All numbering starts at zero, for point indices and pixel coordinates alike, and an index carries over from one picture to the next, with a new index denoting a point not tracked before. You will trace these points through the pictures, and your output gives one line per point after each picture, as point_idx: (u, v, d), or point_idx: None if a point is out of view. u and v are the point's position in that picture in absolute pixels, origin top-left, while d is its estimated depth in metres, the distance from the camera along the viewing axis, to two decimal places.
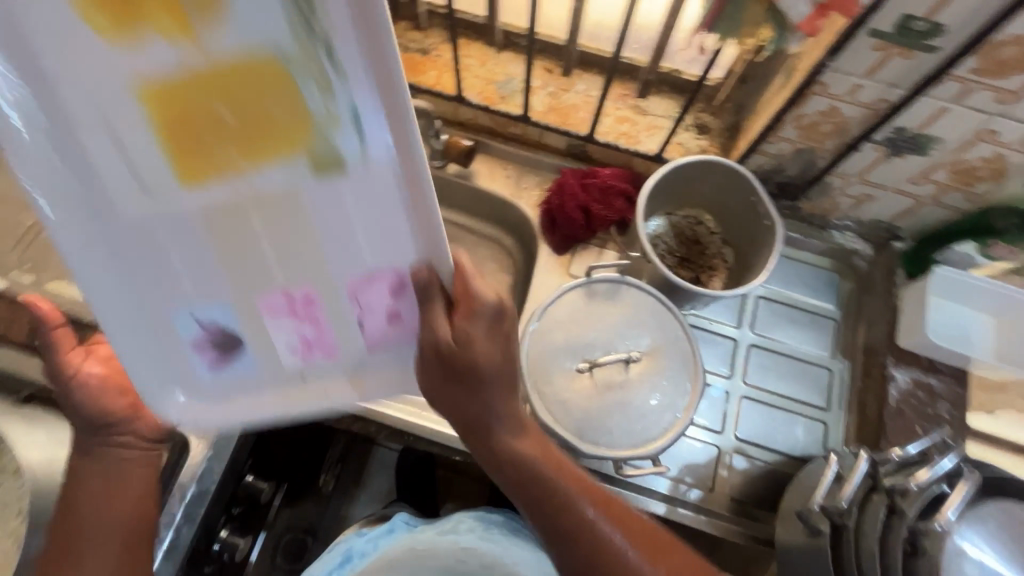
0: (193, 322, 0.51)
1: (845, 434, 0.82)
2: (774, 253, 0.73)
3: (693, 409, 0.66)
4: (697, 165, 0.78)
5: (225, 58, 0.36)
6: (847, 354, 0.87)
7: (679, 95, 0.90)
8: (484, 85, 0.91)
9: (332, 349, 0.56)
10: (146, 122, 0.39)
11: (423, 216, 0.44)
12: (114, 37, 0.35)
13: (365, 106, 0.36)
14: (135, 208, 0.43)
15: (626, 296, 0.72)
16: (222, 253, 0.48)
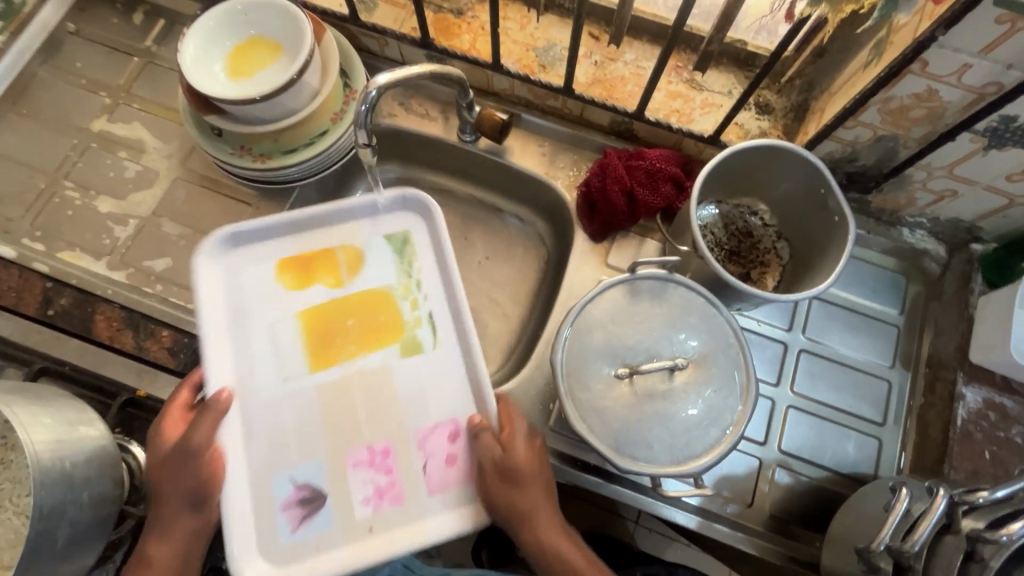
0: (279, 488, 0.63)
1: (901, 451, 0.76)
2: (843, 255, 0.65)
3: (742, 425, 0.60)
4: (760, 150, 0.69)
5: (355, 294, 0.71)
6: (907, 364, 0.79)
7: (740, 70, 0.81)
8: (522, 51, 0.83)
9: (397, 496, 0.64)
10: (305, 322, 0.69)
11: (478, 376, 0.67)
12: (295, 286, 0.70)
13: (437, 311, 0.71)
14: (268, 393, 0.66)
15: (673, 295, 0.64)
16: (325, 415, 0.66)
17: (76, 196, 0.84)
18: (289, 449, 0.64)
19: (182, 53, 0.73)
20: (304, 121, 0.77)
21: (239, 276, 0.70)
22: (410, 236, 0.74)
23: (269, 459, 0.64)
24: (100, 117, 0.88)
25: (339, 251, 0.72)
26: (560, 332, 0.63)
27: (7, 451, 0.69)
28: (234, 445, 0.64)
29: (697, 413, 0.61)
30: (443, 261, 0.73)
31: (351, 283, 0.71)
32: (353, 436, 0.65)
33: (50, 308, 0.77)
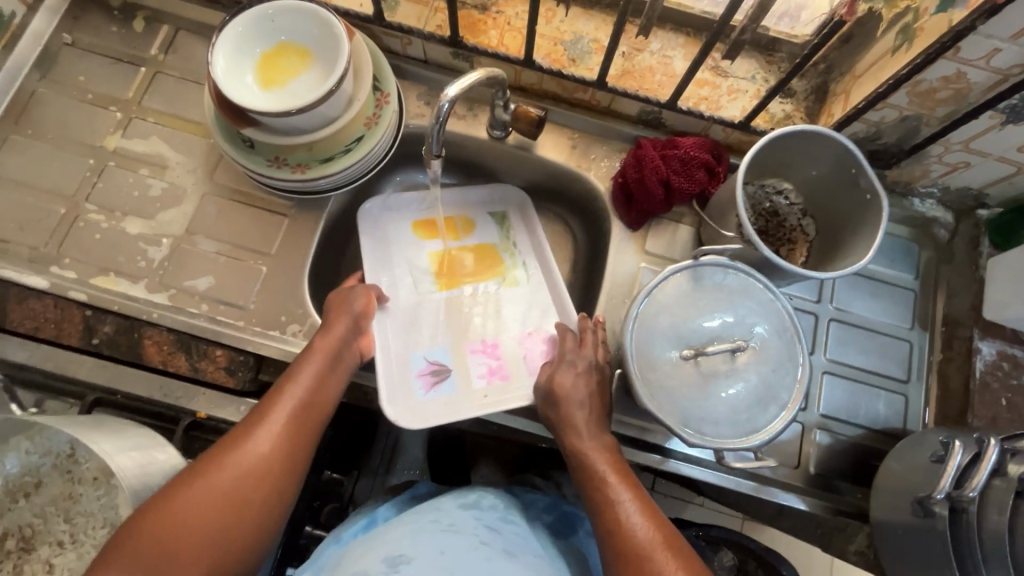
0: (416, 363, 0.82)
1: (925, 405, 0.83)
2: (879, 232, 0.70)
3: (798, 402, 0.65)
4: (796, 136, 0.73)
5: (473, 243, 0.90)
6: (925, 325, 0.85)
7: (761, 55, 0.84)
8: (550, 45, 0.84)
9: (503, 375, 0.82)
10: (428, 252, 0.89)
11: (563, 301, 0.86)
12: (422, 227, 0.90)
13: (529, 258, 0.90)
14: (408, 299, 0.86)
15: (732, 280, 0.68)
16: (449, 320, 0.85)
17: (101, 219, 0.81)
18: (427, 334, 0.84)
19: (214, 63, 0.70)
20: (341, 129, 0.77)
21: (384, 220, 0.89)
22: (508, 214, 0.92)
23: (407, 342, 0.83)
24: (113, 133, 0.84)
25: (456, 217, 0.91)
26: (631, 315, 0.67)
27: (75, 485, 0.65)
28: (386, 333, 0.83)
29: (757, 392, 0.65)
30: (534, 228, 0.91)
31: (469, 236, 0.91)
32: (468, 331, 0.85)
33: (95, 337, 0.75)
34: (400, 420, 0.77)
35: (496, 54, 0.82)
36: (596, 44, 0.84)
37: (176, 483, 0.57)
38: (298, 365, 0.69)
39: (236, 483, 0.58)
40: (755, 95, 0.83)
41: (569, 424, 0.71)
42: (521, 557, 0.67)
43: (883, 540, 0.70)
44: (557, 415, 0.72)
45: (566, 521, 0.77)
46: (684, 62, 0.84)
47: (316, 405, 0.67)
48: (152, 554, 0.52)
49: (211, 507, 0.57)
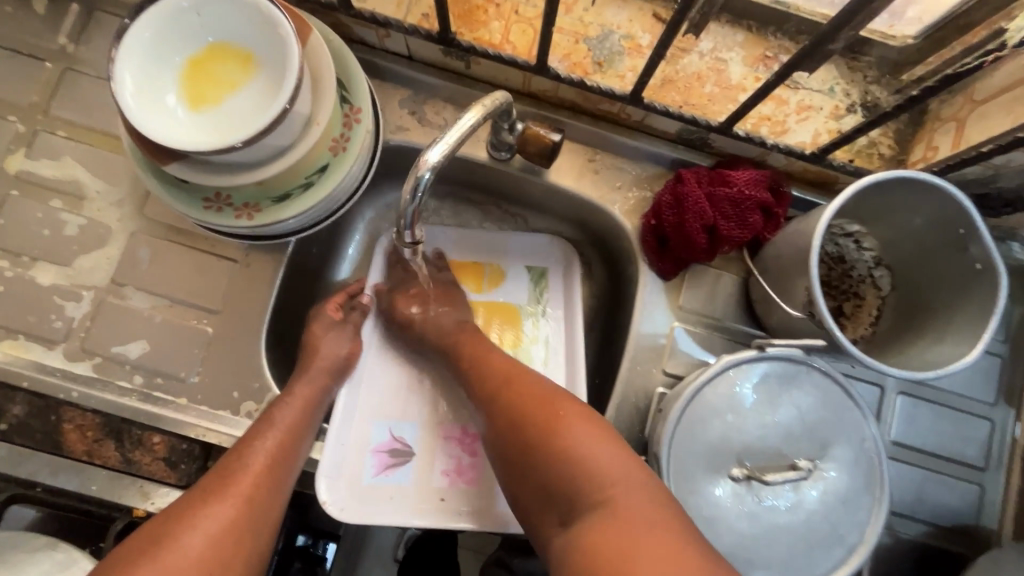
0: (380, 438, 0.69)
1: (1003, 498, 0.70)
2: (992, 316, 0.54)
3: (868, 545, 0.53)
4: (900, 183, 0.55)
5: (490, 302, 0.76)
6: (1012, 400, 0.71)
7: (843, 60, 0.65)
8: (570, 42, 0.65)
9: (459, 479, 0.68)
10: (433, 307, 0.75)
11: (573, 406, 0.71)
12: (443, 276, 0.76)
13: (552, 336, 0.75)
14: (399, 357, 0.73)
15: (805, 378, 0.55)
16: (434, 394, 0.72)
17: (4, 266, 0.65)
18: (406, 404, 0.71)
19: (119, 82, 0.53)
20: (298, 161, 0.59)
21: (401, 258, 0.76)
22: (548, 271, 0.77)
23: (379, 409, 0.70)
24: (14, 152, 0.67)
25: (488, 265, 0.77)
26: (678, 414, 0.53)
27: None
28: (361, 393, 0.70)
29: (822, 524, 0.53)
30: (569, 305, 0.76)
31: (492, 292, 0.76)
32: (450, 414, 0.71)
33: (2, 422, 0.61)
34: (331, 506, 0.64)
35: (499, 56, 0.63)
36: (629, 41, 0.65)
37: (123, 558, 0.47)
38: (279, 405, 0.60)
39: (212, 544, 0.49)
40: (832, 114, 0.64)
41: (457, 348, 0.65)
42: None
43: None
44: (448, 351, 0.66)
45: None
46: (743, 67, 0.65)
47: (297, 446, 0.59)
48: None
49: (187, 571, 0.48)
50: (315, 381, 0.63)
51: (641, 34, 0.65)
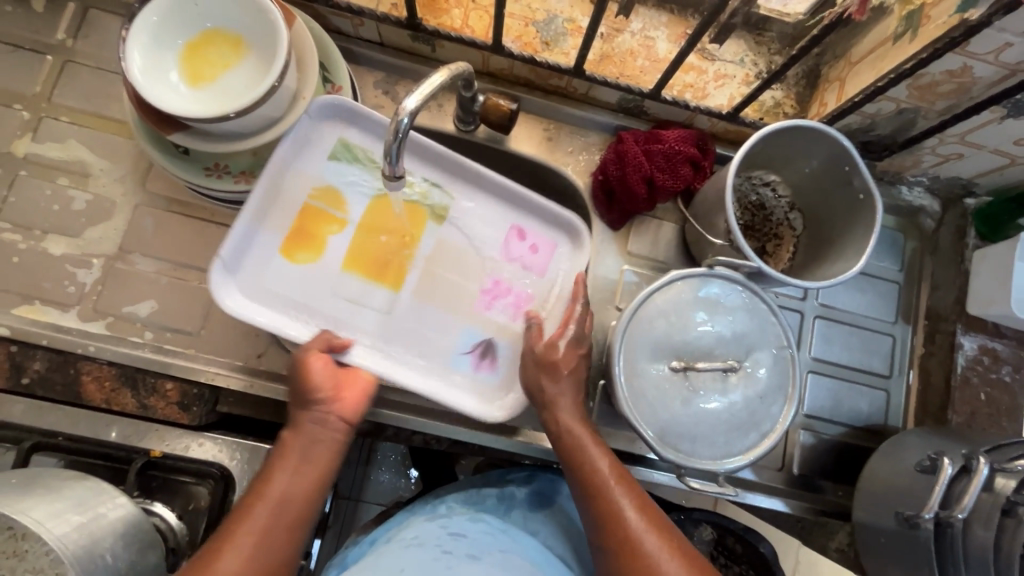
0: (458, 354, 0.68)
1: (906, 400, 0.82)
2: (872, 232, 0.66)
3: (779, 431, 0.64)
4: (801, 130, 0.67)
5: (361, 218, 0.68)
6: (908, 318, 0.84)
7: (751, 36, 0.77)
8: (521, 26, 0.75)
9: (532, 298, 0.71)
10: (337, 276, 0.67)
11: (474, 170, 0.69)
12: (296, 255, 0.66)
13: (426, 171, 0.69)
14: (369, 328, 0.67)
15: (735, 297, 0.66)
16: (435, 301, 0.69)
17: (18, 239, 0.71)
18: (422, 333, 0.68)
19: (129, 60, 0.60)
20: (287, 131, 0.67)
21: (259, 279, 0.64)
22: (343, 137, 0.68)
23: (421, 353, 0.68)
24: (21, 137, 0.73)
25: (310, 202, 0.67)
26: (625, 319, 0.64)
27: (19, 543, 0.52)
28: (398, 366, 0.67)
29: (741, 413, 0.64)
30: (420, 145, 0.68)
31: (345, 213, 0.67)
32: (462, 286, 0.69)
33: (24, 376, 0.67)
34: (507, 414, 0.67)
35: (459, 38, 0.73)
36: (571, 24, 0.76)
37: None
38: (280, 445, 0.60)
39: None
40: (743, 81, 0.77)
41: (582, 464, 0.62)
42: (486, 559, 0.68)
43: (865, 544, 0.70)
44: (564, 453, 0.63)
45: (537, 499, 0.76)
46: (668, 43, 0.77)
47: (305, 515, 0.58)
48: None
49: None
50: (313, 422, 0.61)
51: (581, 18, 0.76)
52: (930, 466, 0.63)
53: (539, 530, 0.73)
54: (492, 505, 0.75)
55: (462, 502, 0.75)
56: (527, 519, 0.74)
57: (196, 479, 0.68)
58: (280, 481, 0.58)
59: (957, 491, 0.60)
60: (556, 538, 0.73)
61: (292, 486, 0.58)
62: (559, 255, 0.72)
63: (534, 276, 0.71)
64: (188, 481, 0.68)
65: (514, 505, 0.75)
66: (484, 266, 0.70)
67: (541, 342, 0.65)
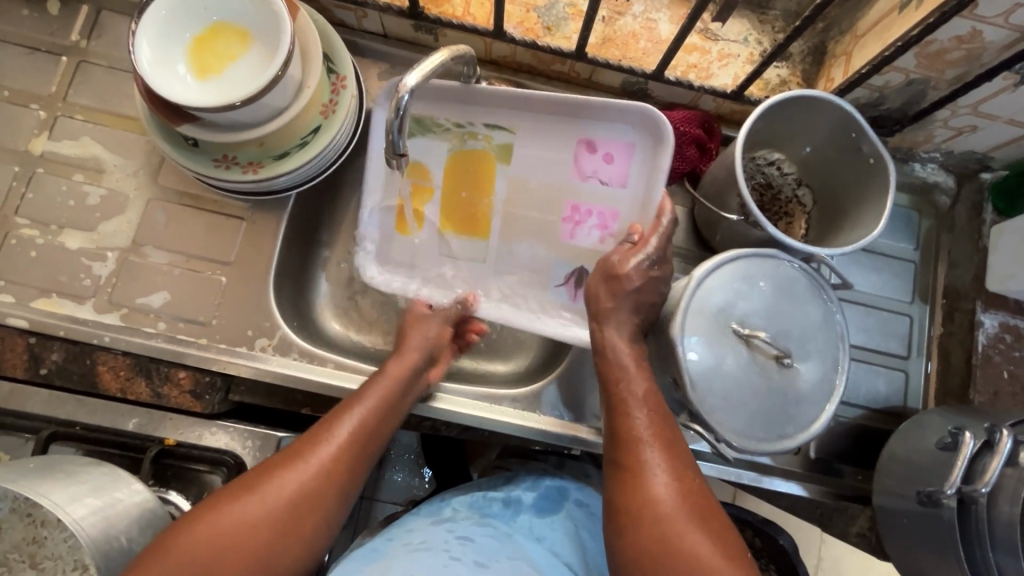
0: (555, 280, 0.72)
1: (925, 382, 0.80)
2: (887, 198, 0.65)
3: (794, 438, 0.63)
4: (857, 123, 0.66)
5: (443, 180, 0.71)
6: (926, 297, 0.82)
7: (754, 14, 0.76)
8: (522, 12, 0.76)
9: (616, 211, 0.68)
10: (437, 241, 0.73)
11: (520, 97, 0.65)
12: (400, 227, 0.73)
13: (489, 114, 0.67)
14: (465, 280, 0.75)
15: (818, 302, 0.66)
16: (520, 240, 0.71)
17: (35, 234, 0.73)
18: (518, 274, 0.73)
19: (139, 54, 0.62)
20: (294, 120, 0.68)
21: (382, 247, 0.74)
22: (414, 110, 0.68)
23: (514, 289, 0.74)
24: (38, 135, 0.75)
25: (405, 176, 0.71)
26: (715, 268, 0.64)
27: (38, 530, 0.54)
28: (493, 307, 0.74)
29: (768, 402, 0.63)
30: (467, 95, 0.66)
31: (431, 180, 0.71)
32: (544, 220, 0.70)
33: (42, 367, 0.69)
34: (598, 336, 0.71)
35: (462, 26, 0.74)
36: (573, 8, 0.76)
37: (222, 497, 0.53)
38: (375, 383, 0.65)
39: (293, 503, 0.54)
40: (748, 60, 0.76)
41: (624, 403, 0.60)
42: (494, 566, 0.61)
43: (888, 528, 0.68)
44: (610, 388, 0.62)
45: (543, 504, 0.75)
46: (670, 25, 0.76)
47: (371, 442, 0.61)
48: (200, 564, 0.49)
49: (254, 527, 0.52)
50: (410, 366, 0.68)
51: (582, 2, 0.77)
52: (951, 442, 0.61)
53: (546, 537, 0.70)
54: (498, 510, 0.73)
55: (467, 506, 0.73)
56: (534, 525, 0.71)
57: (210, 469, 0.69)
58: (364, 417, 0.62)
59: (980, 466, 0.58)
60: (564, 546, 0.70)
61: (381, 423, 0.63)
62: (636, 158, 0.65)
63: (614, 188, 0.67)
64: (200, 469, 0.69)
65: (520, 510, 0.73)
66: (560, 194, 0.68)
67: (619, 255, 0.65)
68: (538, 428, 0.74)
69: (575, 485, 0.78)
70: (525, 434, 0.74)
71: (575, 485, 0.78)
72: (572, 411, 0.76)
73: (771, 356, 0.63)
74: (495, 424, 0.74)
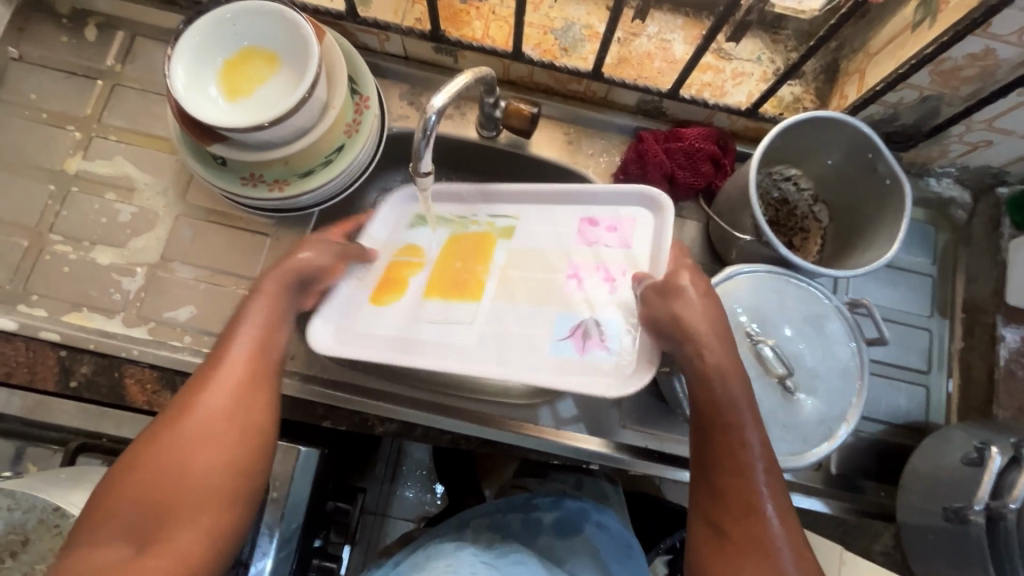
0: (558, 333, 0.60)
1: (947, 396, 0.80)
2: (901, 220, 0.66)
3: (767, 461, 0.64)
4: (869, 145, 0.68)
5: (437, 255, 0.69)
6: (944, 312, 0.82)
7: (767, 34, 0.78)
8: (540, 34, 0.78)
9: (621, 267, 0.63)
10: (418, 304, 0.66)
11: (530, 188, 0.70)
12: (378, 298, 0.68)
13: (494, 207, 0.71)
14: (449, 339, 0.63)
15: (847, 352, 0.68)
16: (517, 300, 0.63)
17: (68, 250, 0.75)
18: (518, 336, 0.61)
19: (173, 77, 0.64)
20: (320, 139, 0.70)
21: (351, 323, 0.67)
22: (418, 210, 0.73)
23: (502, 347, 0.61)
24: (73, 155, 0.78)
25: (393, 259, 0.70)
26: (754, 274, 0.69)
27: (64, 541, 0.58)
28: (471, 363, 0.61)
29: (759, 409, 0.65)
30: (483, 195, 0.71)
31: (421, 257, 0.70)
32: (545, 287, 0.63)
33: (72, 379, 0.71)
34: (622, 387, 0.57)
35: (482, 48, 0.76)
36: (589, 30, 0.78)
37: (144, 445, 0.52)
38: (243, 311, 0.60)
39: (209, 434, 0.53)
40: (761, 78, 0.77)
41: (740, 465, 0.54)
42: None
43: (915, 547, 0.67)
44: (718, 439, 0.56)
45: (563, 525, 0.75)
46: (684, 45, 0.78)
47: (273, 344, 0.59)
48: (146, 517, 0.49)
49: (191, 452, 0.52)
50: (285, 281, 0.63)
51: (597, 24, 0.79)
52: (977, 458, 0.61)
53: (567, 560, 0.71)
54: (516, 527, 0.74)
55: (486, 525, 0.74)
56: (554, 546, 0.72)
57: None
58: (241, 343, 0.58)
59: (1008, 482, 0.57)
60: (584, 566, 0.70)
61: (259, 339, 0.58)
62: (640, 223, 0.65)
63: (620, 251, 0.64)
64: None
65: (540, 530, 0.74)
66: (551, 261, 0.65)
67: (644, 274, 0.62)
68: (551, 440, 0.74)
69: (596, 506, 0.77)
70: (538, 447, 0.74)
71: (596, 506, 0.77)
72: (594, 426, 0.75)
73: (775, 374, 0.65)
74: (509, 437, 0.74)
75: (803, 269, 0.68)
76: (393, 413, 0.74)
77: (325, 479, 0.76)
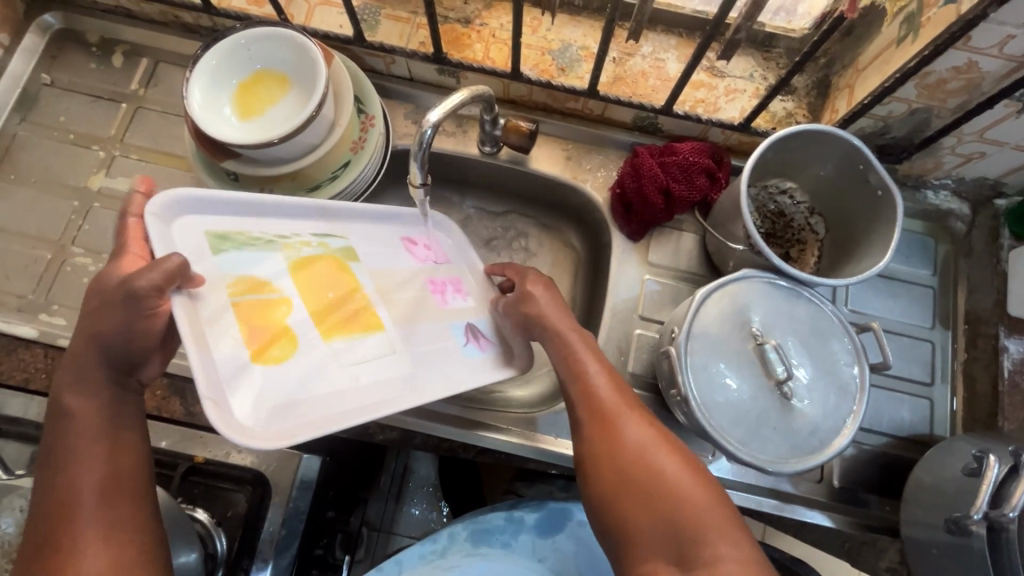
0: (456, 338, 0.67)
1: (951, 408, 0.79)
2: (894, 228, 0.66)
3: (758, 460, 0.63)
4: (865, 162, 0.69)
5: (293, 285, 0.56)
6: (947, 323, 0.81)
7: (759, 52, 0.80)
8: (538, 55, 0.81)
9: (458, 278, 0.73)
10: (333, 354, 0.55)
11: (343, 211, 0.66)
12: (263, 360, 0.51)
13: (314, 225, 0.62)
14: (376, 386, 0.56)
15: (849, 373, 0.68)
16: (412, 319, 0.63)
17: (88, 262, 0.79)
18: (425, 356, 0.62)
19: (191, 99, 0.68)
20: (326, 157, 0.73)
21: (258, 384, 0.50)
22: (210, 231, 0.54)
23: (421, 366, 0.60)
24: (97, 173, 0.83)
25: (235, 299, 0.51)
26: (769, 280, 0.70)
27: None
28: (418, 391, 0.59)
29: (755, 409, 0.65)
30: (258, 208, 0.58)
31: (279, 289, 0.54)
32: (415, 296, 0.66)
33: None
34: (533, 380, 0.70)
35: (482, 69, 0.79)
36: (585, 51, 0.82)
37: None
38: (63, 439, 0.53)
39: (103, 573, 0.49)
40: (754, 94, 0.80)
41: (572, 359, 0.62)
42: None
43: (919, 562, 0.66)
44: (555, 346, 0.64)
45: (546, 524, 0.74)
46: (678, 64, 0.81)
47: (122, 456, 0.54)
48: None
49: None
50: (109, 386, 0.55)
51: (594, 45, 0.82)
52: (976, 468, 0.60)
53: (547, 557, 0.73)
54: (499, 527, 0.74)
55: (468, 529, 0.73)
56: (536, 545, 0.73)
57: (235, 487, 0.72)
58: (86, 475, 0.52)
59: (1008, 491, 0.56)
60: (566, 564, 0.73)
61: (109, 460, 0.53)
62: (439, 240, 0.76)
63: (445, 265, 0.74)
64: (226, 487, 0.71)
65: (522, 530, 0.74)
66: (411, 280, 0.67)
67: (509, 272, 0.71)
68: (523, 445, 0.75)
69: (578, 503, 0.75)
70: (511, 450, 0.75)
71: (579, 505, 0.75)
72: None
73: (774, 378, 0.66)
74: (486, 439, 0.75)
75: (798, 277, 0.69)
76: (395, 422, 0.75)
77: (327, 487, 0.77)
